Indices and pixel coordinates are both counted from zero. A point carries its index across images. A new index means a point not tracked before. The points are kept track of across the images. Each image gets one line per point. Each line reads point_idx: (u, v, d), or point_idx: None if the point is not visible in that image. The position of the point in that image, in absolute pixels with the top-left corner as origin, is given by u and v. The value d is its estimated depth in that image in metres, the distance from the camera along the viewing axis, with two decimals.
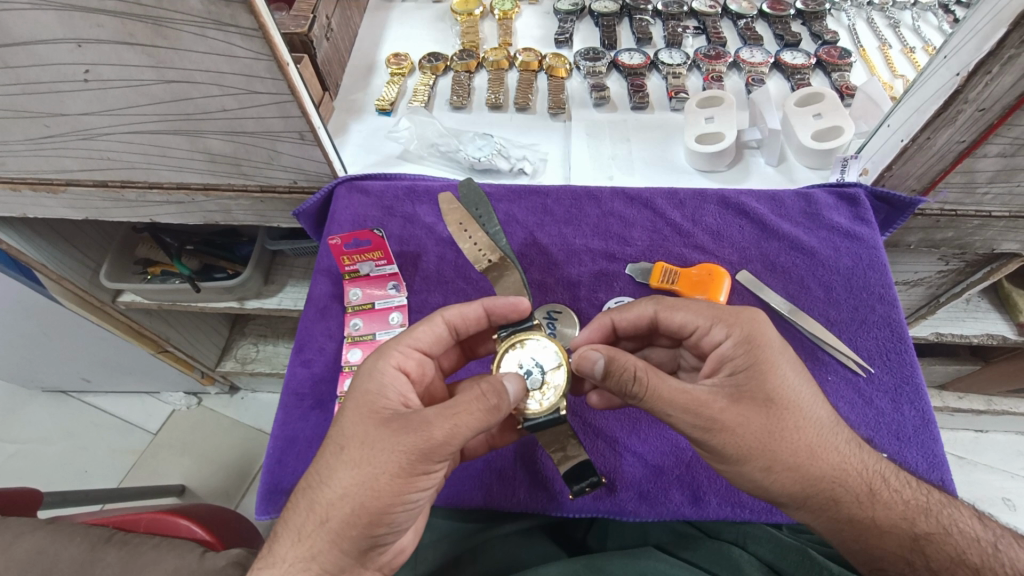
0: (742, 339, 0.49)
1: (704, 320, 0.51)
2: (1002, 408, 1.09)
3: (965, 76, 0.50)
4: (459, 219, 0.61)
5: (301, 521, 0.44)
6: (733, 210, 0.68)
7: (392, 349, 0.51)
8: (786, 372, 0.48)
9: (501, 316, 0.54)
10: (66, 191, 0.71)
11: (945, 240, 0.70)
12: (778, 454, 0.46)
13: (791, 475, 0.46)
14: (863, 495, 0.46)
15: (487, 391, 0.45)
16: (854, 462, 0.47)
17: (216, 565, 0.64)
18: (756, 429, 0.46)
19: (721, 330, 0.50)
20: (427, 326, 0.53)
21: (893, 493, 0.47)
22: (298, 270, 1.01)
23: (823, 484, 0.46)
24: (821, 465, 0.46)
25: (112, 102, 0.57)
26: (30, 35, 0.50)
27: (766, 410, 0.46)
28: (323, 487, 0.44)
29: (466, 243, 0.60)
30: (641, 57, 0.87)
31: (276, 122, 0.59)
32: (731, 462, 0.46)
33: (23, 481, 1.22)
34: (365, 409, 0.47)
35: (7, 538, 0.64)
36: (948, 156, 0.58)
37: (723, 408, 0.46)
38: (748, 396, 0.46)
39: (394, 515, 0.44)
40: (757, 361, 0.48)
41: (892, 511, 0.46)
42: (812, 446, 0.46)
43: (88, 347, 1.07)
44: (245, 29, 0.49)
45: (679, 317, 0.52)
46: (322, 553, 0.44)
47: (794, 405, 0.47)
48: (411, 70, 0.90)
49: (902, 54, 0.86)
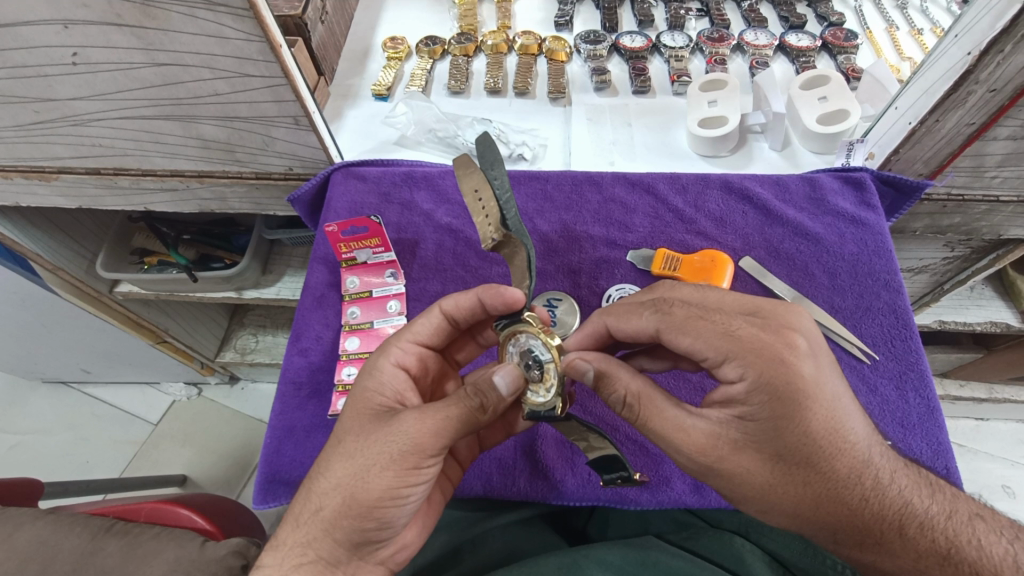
0: (759, 386, 0.43)
1: (715, 353, 0.45)
2: (1004, 396, 1.09)
3: (976, 56, 0.49)
4: (473, 187, 0.48)
5: (299, 509, 0.45)
6: (736, 195, 0.67)
7: (392, 345, 0.52)
8: (811, 425, 0.42)
9: (495, 302, 0.51)
10: (58, 179, 0.70)
11: (952, 225, 0.69)
12: (776, 503, 0.44)
13: (790, 519, 0.45)
14: (874, 538, 0.44)
15: (471, 392, 0.44)
16: (868, 510, 0.44)
17: (217, 554, 0.64)
18: (756, 479, 0.44)
19: (734, 370, 0.44)
20: (424, 318, 0.53)
21: (909, 543, 0.43)
22: (296, 259, 1.00)
23: (824, 529, 0.44)
24: (826, 514, 0.44)
25: (103, 87, 0.56)
26: (15, 17, 0.49)
27: (772, 463, 0.43)
28: (320, 477, 0.44)
29: (478, 217, 0.50)
30: (643, 39, 0.85)
31: (270, 106, 0.58)
32: (728, 498, 0.46)
33: (24, 471, 1.22)
34: (361, 405, 0.47)
35: (8, 528, 0.64)
36: (957, 138, 0.57)
37: (724, 456, 0.44)
38: (753, 445, 0.44)
39: (386, 510, 0.43)
40: (773, 414, 0.43)
41: (900, 560, 0.43)
42: (820, 497, 0.43)
43: (85, 337, 1.06)
44: (235, 9, 0.47)
45: (687, 343, 0.46)
46: (317, 541, 0.43)
47: (809, 459, 0.43)
48: (408, 54, 0.89)
49: (910, 36, 0.84)
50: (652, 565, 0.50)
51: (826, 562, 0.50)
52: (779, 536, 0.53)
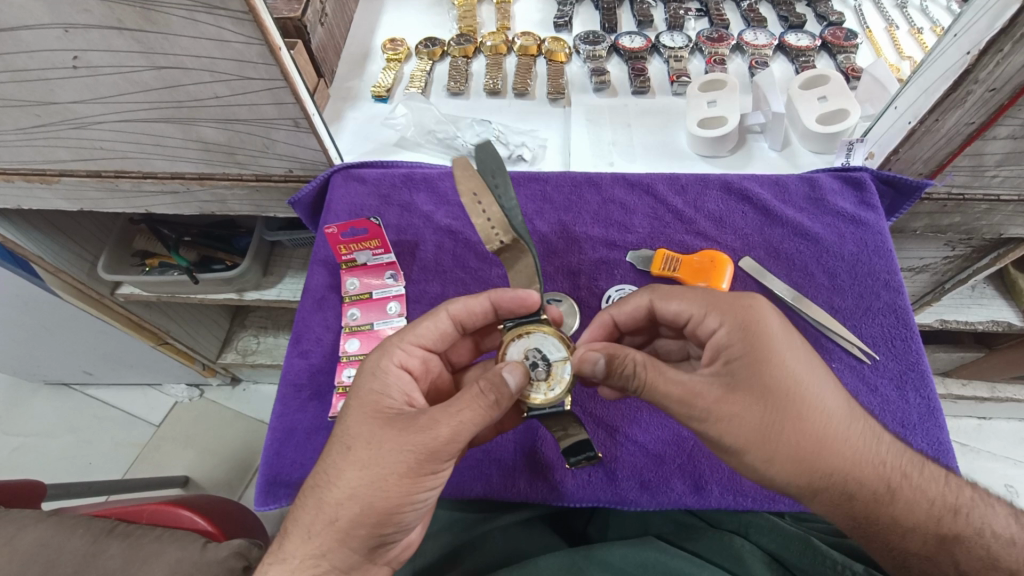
0: (737, 326, 0.46)
1: (697, 310, 0.49)
2: (1006, 395, 1.08)
3: (975, 56, 0.49)
4: (471, 188, 0.52)
5: (310, 520, 0.43)
6: (736, 196, 0.67)
7: (394, 346, 0.51)
8: (791, 362, 0.45)
9: (509, 308, 0.52)
10: (60, 182, 0.70)
11: (952, 225, 0.69)
12: (779, 446, 0.43)
13: (795, 467, 0.43)
14: (868, 492, 0.44)
15: (485, 388, 0.44)
16: (869, 458, 0.44)
17: (218, 556, 0.64)
18: (752, 425, 0.43)
19: (715, 320, 0.48)
20: (431, 321, 0.52)
21: (916, 490, 0.45)
22: (296, 261, 1.01)
23: (829, 477, 0.44)
24: (828, 459, 0.43)
25: (104, 90, 0.56)
26: (16, 21, 0.49)
27: (765, 402, 0.44)
28: (331, 487, 0.44)
29: (477, 218, 0.53)
30: (642, 40, 0.85)
31: (270, 109, 0.58)
32: (728, 451, 0.44)
33: (27, 473, 1.22)
34: (369, 409, 0.46)
35: (10, 530, 0.64)
36: (957, 138, 0.57)
37: (717, 399, 0.44)
38: (743, 386, 0.44)
39: (402, 515, 0.44)
40: (754, 351, 0.45)
41: (914, 511, 0.44)
42: (820, 439, 0.44)
43: (86, 339, 1.06)
44: (234, 13, 0.48)
45: (674, 306, 0.50)
46: (331, 551, 0.43)
47: (799, 396, 0.44)
48: (408, 56, 0.89)
49: (909, 36, 0.84)
50: (652, 566, 0.50)
51: (827, 561, 0.49)
52: (777, 537, 0.53)
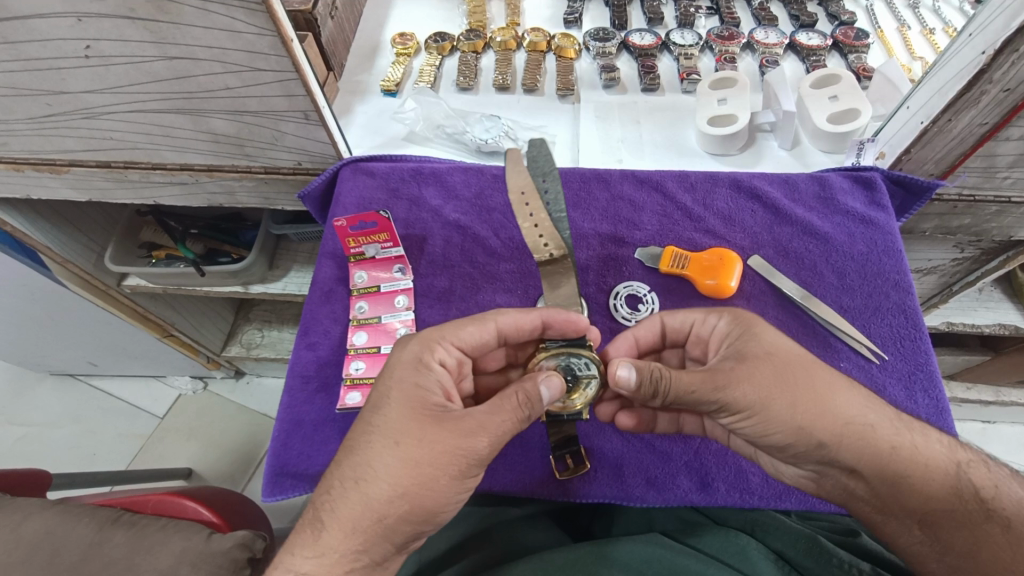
0: (733, 316, 0.50)
1: (697, 316, 0.52)
2: (1011, 399, 1.08)
3: (990, 55, 0.49)
4: (520, 190, 0.56)
5: (353, 516, 0.42)
6: (745, 194, 0.66)
7: (436, 342, 0.49)
8: (780, 333, 0.48)
9: (557, 332, 0.53)
10: (69, 172, 0.70)
11: (962, 226, 0.68)
12: (797, 394, 0.45)
13: (818, 419, 0.45)
14: (884, 444, 0.45)
15: (523, 402, 0.45)
16: (875, 410, 0.47)
17: (222, 547, 0.65)
18: (768, 380, 0.45)
19: (715, 318, 0.51)
20: (478, 328, 0.51)
21: (921, 433, 0.47)
22: (302, 255, 1.01)
23: (848, 429, 0.45)
24: (842, 412, 0.45)
25: (114, 80, 0.56)
26: (29, 9, 0.49)
27: (771, 359, 0.46)
28: (376, 483, 0.42)
29: (524, 223, 0.56)
30: (652, 37, 0.85)
31: (280, 101, 0.58)
32: (752, 415, 0.45)
33: (31, 462, 1.23)
34: (414, 405, 0.45)
35: (16, 518, 0.65)
36: (969, 138, 0.56)
37: (733, 367, 0.45)
38: (751, 354, 0.46)
39: (441, 514, 0.45)
40: (749, 328, 0.49)
41: (925, 445, 0.46)
42: (830, 392, 0.46)
43: (92, 330, 1.06)
44: (246, 4, 0.48)
45: (679, 317, 0.53)
46: (373, 546, 0.42)
47: (799, 355, 0.47)
48: (417, 50, 0.89)
49: (921, 36, 0.84)
50: (657, 563, 0.50)
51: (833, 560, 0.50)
52: (784, 535, 0.53)
